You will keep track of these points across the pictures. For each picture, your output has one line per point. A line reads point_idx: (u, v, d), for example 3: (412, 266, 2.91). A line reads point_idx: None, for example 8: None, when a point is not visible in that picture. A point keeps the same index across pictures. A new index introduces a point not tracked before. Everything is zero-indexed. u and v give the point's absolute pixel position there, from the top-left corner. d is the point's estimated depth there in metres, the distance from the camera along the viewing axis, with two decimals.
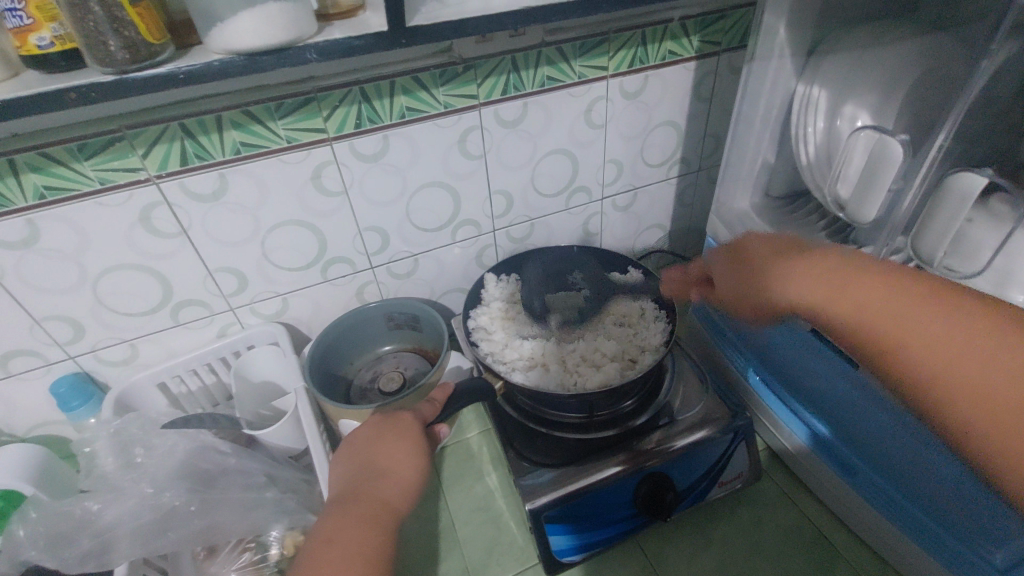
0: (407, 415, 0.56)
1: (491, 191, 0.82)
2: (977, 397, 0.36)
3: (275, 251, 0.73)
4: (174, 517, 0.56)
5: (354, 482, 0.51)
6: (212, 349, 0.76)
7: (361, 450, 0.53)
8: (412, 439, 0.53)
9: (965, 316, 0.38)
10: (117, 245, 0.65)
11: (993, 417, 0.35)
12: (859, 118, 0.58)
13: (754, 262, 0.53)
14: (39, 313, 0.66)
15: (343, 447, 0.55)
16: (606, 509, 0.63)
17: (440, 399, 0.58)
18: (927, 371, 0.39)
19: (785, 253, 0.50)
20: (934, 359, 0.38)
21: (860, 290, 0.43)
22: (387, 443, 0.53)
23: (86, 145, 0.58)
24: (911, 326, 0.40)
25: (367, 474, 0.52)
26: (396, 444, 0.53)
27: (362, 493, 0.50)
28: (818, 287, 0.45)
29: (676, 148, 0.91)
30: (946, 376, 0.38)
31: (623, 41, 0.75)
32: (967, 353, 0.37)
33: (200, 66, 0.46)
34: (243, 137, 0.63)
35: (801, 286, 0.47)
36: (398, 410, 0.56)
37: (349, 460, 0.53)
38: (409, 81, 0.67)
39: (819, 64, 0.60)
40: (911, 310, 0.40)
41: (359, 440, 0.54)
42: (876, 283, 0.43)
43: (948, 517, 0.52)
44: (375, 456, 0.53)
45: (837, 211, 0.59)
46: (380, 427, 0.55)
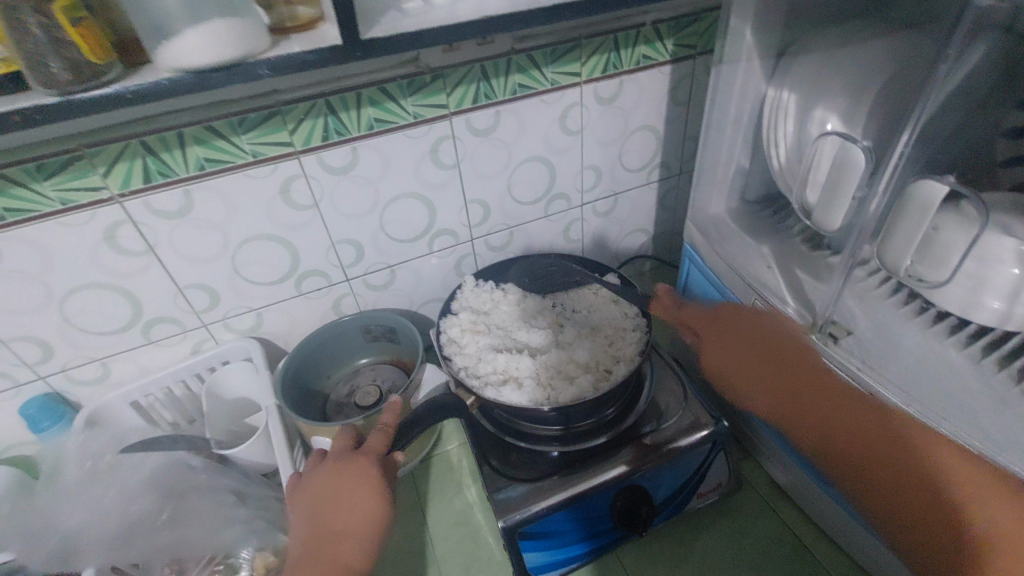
0: (360, 458, 0.54)
1: (466, 201, 0.81)
2: (901, 464, 0.47)
3: (246, 266, 0.73)
4: (140, 529, 0.57)
5: (314, 548, 0.51)
6: (186, 366, 0.76)
7: (317, 507, 0.53)
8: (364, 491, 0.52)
9: (904, 451, 0.48)
10: (84, 265, 0.64)
11: (849, 458, 0.51)
12: (828, 121, 0.56)
13: (712, 331, 0.64)
14: (6, 334, 0.65)
15: (304, 493, 0.55)
16: (581, 523, 0.62)
17: (391, 426, 0.57)
18: (861, 456, 0.50)
19: (708, 329, 0.64)
20: (855, 436, 0.50)
21: (805, 384, 0.56)
22: (342, 498, 0.52)
23: (45, 165, 0.57)
24: (857, 438, 0.50)
25: (329, 538, 0.51)
26: (348, 496, 0.52)
27: (326, 558, 0.50)
28: (758, 380, 0.60)
29: (655, 153, 0.90)
30: (836, 438, 0.52)
31: (595, 46, 0.74)
32: (879, 445, 0.49)
33: (147, 85, 0.45)
34: (208, 153, 0.62)
35: (718, 353, 0.63)
36: (348, 450, 0.55)
37: (307, 517, 0.53)
38: (376, 92, 0.66)
39: (788, 67, 0.59)
40: (835, 410, 0.53)
41: (316, 492, 0.53)
42: (868, 417, 0.50)
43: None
44: (334, 514, 0.52)
45: (805, 217, 0.58)
46: (332, 475, 0.54)
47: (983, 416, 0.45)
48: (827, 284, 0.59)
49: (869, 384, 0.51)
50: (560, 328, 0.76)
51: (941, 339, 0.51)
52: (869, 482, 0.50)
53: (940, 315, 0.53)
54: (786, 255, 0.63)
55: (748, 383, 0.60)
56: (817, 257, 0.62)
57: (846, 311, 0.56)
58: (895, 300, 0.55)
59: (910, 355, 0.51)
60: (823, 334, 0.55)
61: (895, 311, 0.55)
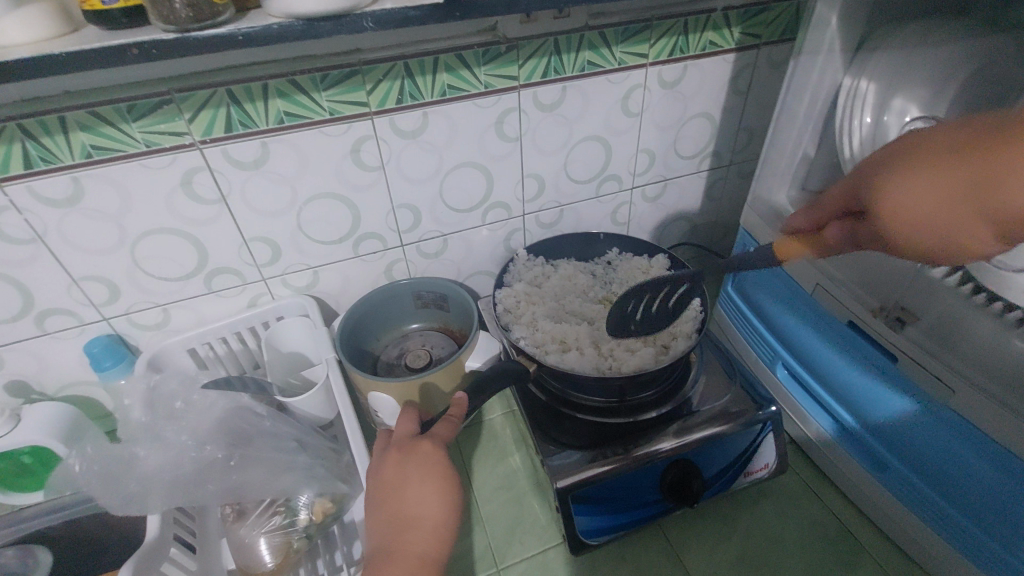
0: (423, 442, 0.53)
1: (524, 175, 0.82)
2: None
3: (310, 224, 0.74)
4: (213, 470, 0.57)
5: (385, 541, 0.49)
6: (243, 318, 0.77)
7: (388, 496, 0.51)
8: (432, 474, 0.51)
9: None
10: (159, 210, 0.66)
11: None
12: (908, 112, 0.60)
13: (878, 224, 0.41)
14: (77, 272, 0.67)
15: (370, 487, 0.53)
16: (633, 493, 0.64)
17: (458, 416, 0.55)
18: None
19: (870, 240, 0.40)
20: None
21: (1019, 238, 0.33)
22: (409, 485, 0.51)
23: (135, 106, 0.58)
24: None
25: (395, 529, 0.49)
26: (422, 485, 0.51)
27: (397, 550, 0.48)
28: (960, 215, 0.32)
29: (708, 141, 0.91)
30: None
31: (666, 29, 0.74)
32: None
33: (259, 28, 0.46)
34: (288, 107, 0.63)
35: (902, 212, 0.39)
36: (417, 439, 0.54)
37: (379, 508, 0.51)
38: (453, 59, 0.67)
39: (869, 57, 0.60)
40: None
41: (381, 484, 0.52)
42: None
43: (976, 512, 0.54)
44: (400, 505, 0.50)
45: None
46: (403, 463, 0.52)
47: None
48: None
49: (935, 370, 0.53)
50: (610, 304, 0.78)
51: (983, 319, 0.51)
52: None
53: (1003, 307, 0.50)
54: None
55: (959, 229, 0.32)
56: None
57: (913, 301, 0.57)
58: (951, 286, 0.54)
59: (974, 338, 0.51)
60: (889, 318, 0.57)
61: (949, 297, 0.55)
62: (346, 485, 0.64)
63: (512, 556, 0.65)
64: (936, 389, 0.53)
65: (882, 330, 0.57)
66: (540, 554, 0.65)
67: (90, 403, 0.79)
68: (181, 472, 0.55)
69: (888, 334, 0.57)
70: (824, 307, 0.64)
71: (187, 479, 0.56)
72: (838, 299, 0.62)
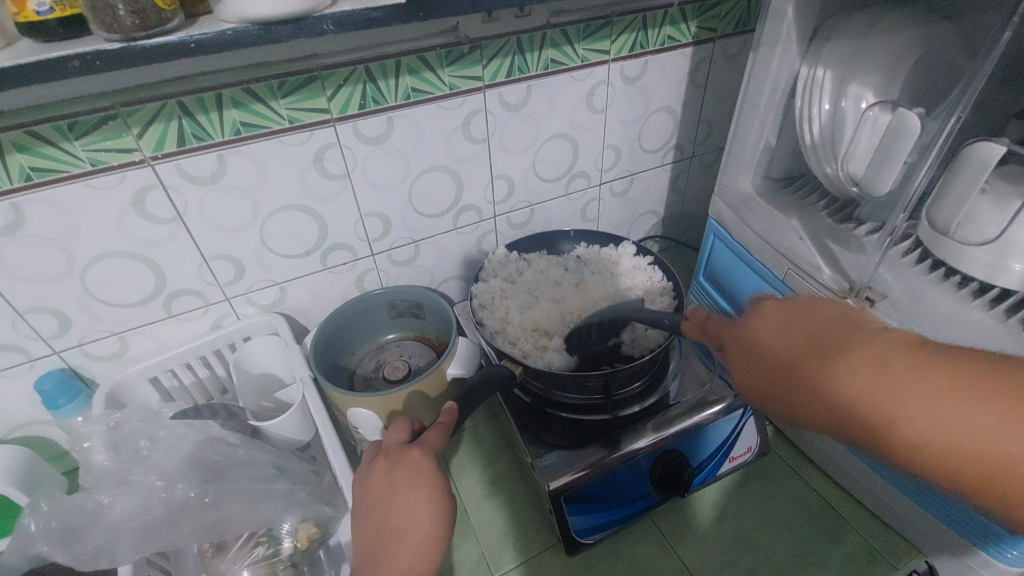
0: (413, 450, 0.51)
1: (493, 177, 0.81)
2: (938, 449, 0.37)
3: (275, 238, 0.71)
4: (186, 511, 0.52)
5: (370, 552, 0.46)
6: (208, 341, 0.73)
7: (374, 507, 0.49)
8: (421, 484, 0.49)
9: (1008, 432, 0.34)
10: (110, 233, 0.62)
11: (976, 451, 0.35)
12: (863, 97, 0.61)
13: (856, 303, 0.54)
14: (22, 306, 0.62)
15: (357, 499, 0.50)
16: (624, 489, 0.64)
17: (448, 424, 0.53)
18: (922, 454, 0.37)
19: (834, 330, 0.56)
20: (920, 435, 0.37)
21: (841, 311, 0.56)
22: (398, 495, 0.48)
23: (77, 123, 0.54)
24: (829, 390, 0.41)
25: (382, 541, 0.47)
26: (409, 494, 0.48)
27: (381, 562, 0.45)
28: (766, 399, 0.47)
29: (671, 134, 0.92)
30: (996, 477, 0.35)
31: (625, 25, 0.75)
32: (948, 412, 0.36)
33: (212, 35, 0.44)
34: (244, 117, 0.60)
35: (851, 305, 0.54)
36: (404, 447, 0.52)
37: (364, 521, 0.49)
38: (415, 61, 0.65)
39: (823, 46, 0.61)
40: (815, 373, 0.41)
41: (367, 496, 0.50)
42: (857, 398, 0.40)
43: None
44: (389, 515, 0.48)
45: (851, 185, 0.63)
46: (389, 474, 0.50)
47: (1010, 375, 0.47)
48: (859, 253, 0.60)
49: None
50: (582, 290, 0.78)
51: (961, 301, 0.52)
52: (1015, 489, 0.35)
53: (962, 281, 0.54)
54: (816, 228, 0.65)
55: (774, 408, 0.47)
56: (843, 228, 0.63)
57: (882, 279, 0.58)
58: (920, 270, 0.57)
59: (947, 313, 0.53)
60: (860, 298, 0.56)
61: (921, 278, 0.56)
62: (330, 507, 0.59)
63: (506, 563, 0.64)
64: None
65: None
66: (535, 558, 0.64)
67: (42, 443, 0.73)
68: (152, 516, 0.50)
69: None
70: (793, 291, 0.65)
71: (158, 523, 0.51)
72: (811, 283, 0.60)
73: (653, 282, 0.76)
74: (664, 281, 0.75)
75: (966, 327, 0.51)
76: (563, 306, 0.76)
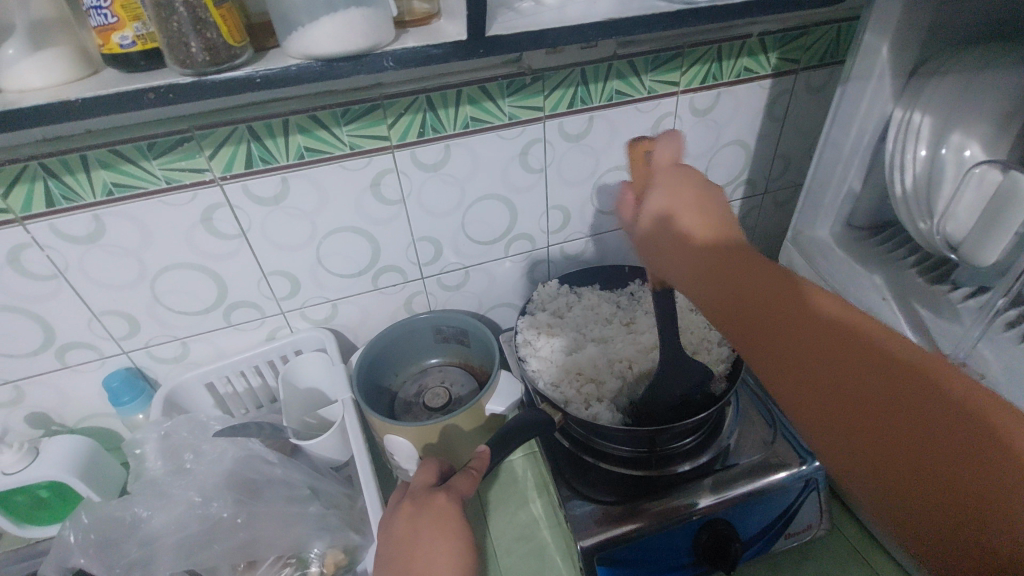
0: (440, 493, 0.49)
1: (549, 207, 0.79)
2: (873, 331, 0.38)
3: (329, 257, 0.72)
4: (219, 529, 0.54)
5: None
6: (262, 351, 0.76)
7: (396, 546, 0.47)
8: (445, 529, 0.47)
9: (997, 397, 0.35)
10: (179, 244, 0.65)
11: (959, 403, 0.35)
12: (967, 148, 0.52)
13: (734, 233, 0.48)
14: (98, 307, 0.66)
15: (382, 540, 0.49)
16: (660, 555, 0.60)
17: (480, 469, 0.52)
18: (862, 326, 0.39)
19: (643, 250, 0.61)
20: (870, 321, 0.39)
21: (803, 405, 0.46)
22: (420, 538, 0.47)
23: (156, 144, 0.57)
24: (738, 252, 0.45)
25: None
26: (432, 539, 0.47)
27: None
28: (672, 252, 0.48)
29: (742, 170, 0.87)
30: (945, 401, 0.35)
31: (698, 56, 0.71)
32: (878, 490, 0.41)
33: (276, 70, 0.45)
34: (308, 143, 0.62)
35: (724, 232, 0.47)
36: (432, 487, 0.51)
37: (385, 563, 0.47)
38: (476, 91, 0.65)
39: (923, 88, 0.54)
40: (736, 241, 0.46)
41: (392, 536, 0.48)
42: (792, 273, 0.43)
43: None
44: (410, 559, 0.46)
45: (948, 251, 0.55)
46: (414, 515, 0.49)
47: None
48: (952, 322, 0.54)
49: None
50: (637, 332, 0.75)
51: None
52: (926, 468, 0.35)
53: None
54: (901, 289, 0.58)
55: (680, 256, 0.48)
56: (935, 291, 0.56)
57: (979, 357, 0.50)
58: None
59: None
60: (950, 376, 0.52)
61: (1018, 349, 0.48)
62: (358, 534, 0.59)
63: None
64: None
65: None
66: None
67: (108, 434, 0.78)
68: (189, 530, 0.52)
69: None
70: None
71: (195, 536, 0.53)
72: None
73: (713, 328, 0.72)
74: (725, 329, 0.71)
75: None
76: (611, 350, 0.72)
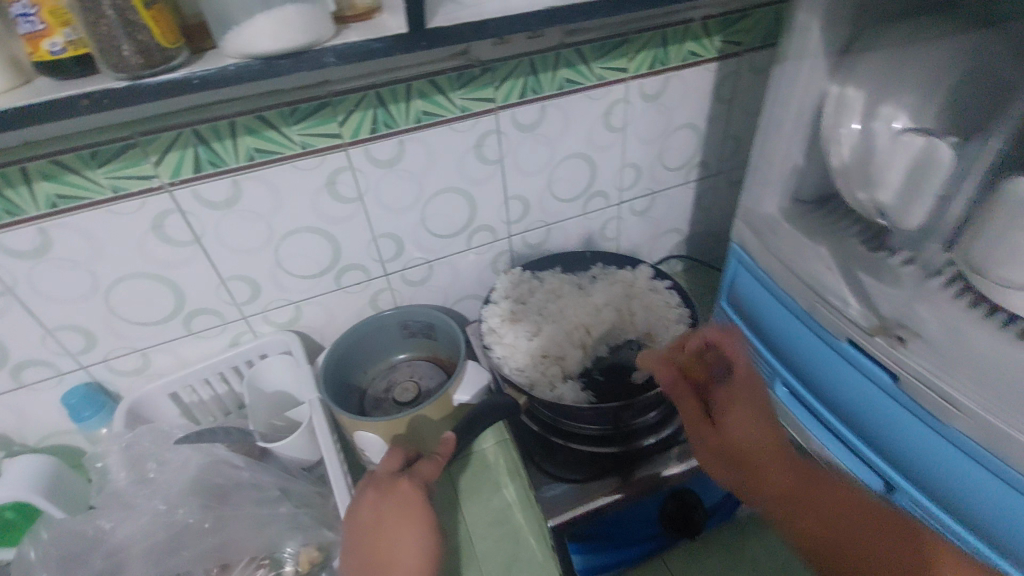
0: (403, 482, 0.50)
1: (508, 197, 0.80)
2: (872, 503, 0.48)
3: (289, 259, 0.72)
4: (187, 534, 0.54)
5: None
6: (226, 358, 0.75)
7: (362, 537, 0.48)
8: (410, 516, 0.48)
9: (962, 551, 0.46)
10: (131, 254, 0.64)
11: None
12: (897, 119, 0.55)
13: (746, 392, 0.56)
14: (51, 323, 0.65)
15: (347, 531, 0.50)
16: (628, 528, 0.66)
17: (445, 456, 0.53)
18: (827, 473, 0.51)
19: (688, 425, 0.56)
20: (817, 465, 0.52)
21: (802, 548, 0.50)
22: (386, 527, 0.48)
23: (98, 152, 0.56)
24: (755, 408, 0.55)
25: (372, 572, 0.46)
26: (398, 527, 0.48)
27: None
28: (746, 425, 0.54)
29: (695, 152, 0.89)
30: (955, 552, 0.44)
31: (644, 43, 0.73)
32: None
33: (214, 71, 0.45)
34: (258, 144, 0.61)
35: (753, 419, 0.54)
36: (396, 476, 0.51)
37: (353, 554, 0.48)
38: (426, 85, 0.65)
39: (853, 64, 0.56)
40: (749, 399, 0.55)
41: (358, 526, 0.49)
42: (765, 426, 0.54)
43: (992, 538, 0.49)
44: (377, 549, 0.47)
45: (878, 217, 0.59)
46: (380, 505, 0.49)
47: None
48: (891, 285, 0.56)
49: (942, 391, 0.48)
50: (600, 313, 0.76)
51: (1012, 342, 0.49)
52: None
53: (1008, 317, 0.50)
54: (845, 256, 0.60)
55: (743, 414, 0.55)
56: (876, 257, 0.59)
57: (915, 316, 0.53)
58: (960, 303, 0.53)
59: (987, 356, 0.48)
60: (890, 337, 0.52)
61: (961, 311, 0.52)
62: (331, 531, 0.59)
63: None
64: (941, 412, 0.48)
65: (883, 353, 0.52)
66: None
67: (70, 451, 0.77)
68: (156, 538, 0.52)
69: (891, 355, 0.51)
70: (820, 324, 0.58)
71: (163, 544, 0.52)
72: (837, 318, 0.55)
73: (672, 307, 0.73)
74: (682, 308, 0.73)
75: None
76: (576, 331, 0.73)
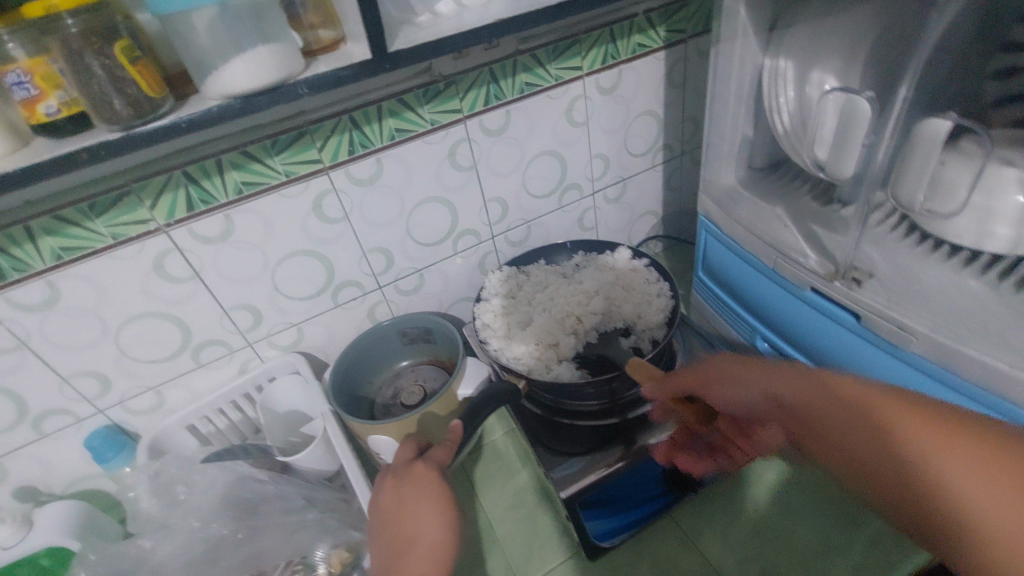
0: (418, 467, 0.54)
1: (487, 200, 0.84)
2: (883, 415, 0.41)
3: (286, 283, 0.76)
4: (223, 546, 0.58)
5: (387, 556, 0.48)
6: (237, 385, 0.79)
7: (388, 520, 0.51)
8: (430, 492, 0.51)
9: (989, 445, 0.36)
10: (135, 295, 0.67)
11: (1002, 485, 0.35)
12: (826, 82, 0.60)
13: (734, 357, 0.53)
14: (66, 371, 0.68)
15: (373, 520, 0.53)
16: (630, 490, 0.67)
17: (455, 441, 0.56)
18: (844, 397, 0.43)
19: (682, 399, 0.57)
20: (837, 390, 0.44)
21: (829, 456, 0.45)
22: (406, 506, 0.51)
23: (96, 203, 0.60)
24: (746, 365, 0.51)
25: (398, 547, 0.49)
26: (418, 503, 0.51)
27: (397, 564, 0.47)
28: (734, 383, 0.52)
29: (657, 136, 0.94)
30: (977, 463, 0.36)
31: (594, 40, 0.78)
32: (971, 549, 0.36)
33: (199, 113, 0.49)
34: (244, 177, 0.65)
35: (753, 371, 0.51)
36: (411, 465, 0.55)
37: (381, 536, 0.51)
38: (395, 104, 0.69)
39: (784, 37, 0.61)
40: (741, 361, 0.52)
41: (382, 512, 0.52)
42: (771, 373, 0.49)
43: None
44: (401, 525, 0.50)
45: (817, 171, 0.63)
46: (399, 490, 0.53)
47: (1008, 334, 0.47)
48: (843, 234, 0.61)
49: (897, 320, 0.52)
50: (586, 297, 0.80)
51: (957, 270, 0.54)
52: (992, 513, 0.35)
53: (953, 250, 0.55)
54: (801, 215, 0.65)
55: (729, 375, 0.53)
56: (829, 211, 0.64)
57: (866, 258, 0.59)
58: (909, 243, 0.58)
59: (935, 288, 0.53)
60: (846, 279, 0.57)
61: (909, 250, 0.58)
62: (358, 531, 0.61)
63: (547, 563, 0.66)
64: (898, 338, 0.52)
65: (841, 294, 0.56)
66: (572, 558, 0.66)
67: (98, 494, 0.80)
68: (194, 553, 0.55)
69: (849, 295, 0.56)
70: (786, 277, 0.63)
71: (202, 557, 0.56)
72: (799, 270, 0.60)
73: (653, 285, 0.78)
74: (663, 283, 0.77)
75: (961, 303, 0.51)
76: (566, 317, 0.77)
